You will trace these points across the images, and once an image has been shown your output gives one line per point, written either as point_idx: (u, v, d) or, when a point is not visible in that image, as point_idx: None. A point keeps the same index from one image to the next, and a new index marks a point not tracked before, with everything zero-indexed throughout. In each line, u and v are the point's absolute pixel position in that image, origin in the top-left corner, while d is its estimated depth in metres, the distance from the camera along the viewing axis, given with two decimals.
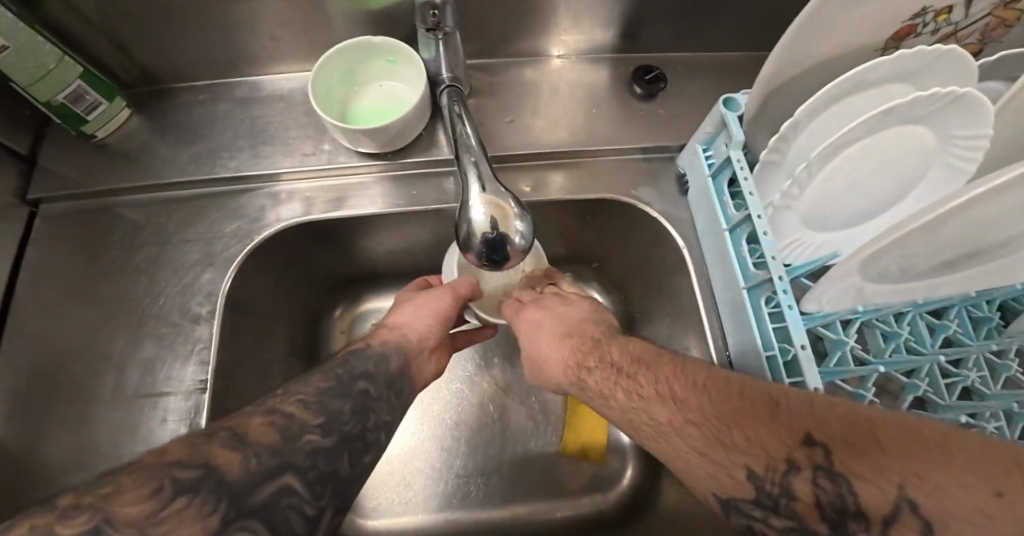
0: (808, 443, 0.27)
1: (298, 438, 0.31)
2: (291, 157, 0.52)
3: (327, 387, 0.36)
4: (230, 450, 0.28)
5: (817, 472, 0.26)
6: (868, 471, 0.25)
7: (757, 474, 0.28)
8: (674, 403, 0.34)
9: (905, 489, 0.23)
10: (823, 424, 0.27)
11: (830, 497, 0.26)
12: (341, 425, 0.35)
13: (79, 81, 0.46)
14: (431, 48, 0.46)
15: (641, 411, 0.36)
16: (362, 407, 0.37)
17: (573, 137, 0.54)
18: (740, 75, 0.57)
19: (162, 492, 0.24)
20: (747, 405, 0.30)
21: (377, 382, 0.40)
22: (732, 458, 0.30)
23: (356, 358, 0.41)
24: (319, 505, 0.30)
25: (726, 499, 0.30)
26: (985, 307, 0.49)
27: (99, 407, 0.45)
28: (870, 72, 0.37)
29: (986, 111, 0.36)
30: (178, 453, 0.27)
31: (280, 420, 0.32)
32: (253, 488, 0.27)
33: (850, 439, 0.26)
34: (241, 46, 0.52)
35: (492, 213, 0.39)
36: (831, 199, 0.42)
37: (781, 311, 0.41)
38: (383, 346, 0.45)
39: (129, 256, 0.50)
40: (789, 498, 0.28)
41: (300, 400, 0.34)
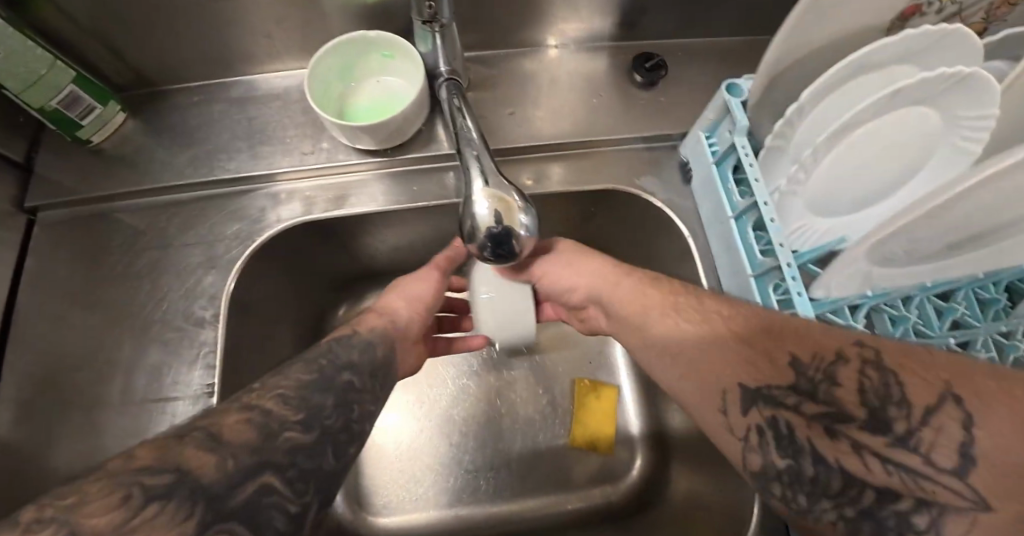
0: (859, 345, 0.29)
1: (277, 435, 0.31)
2: (290, 156, 0.51)
3: (309, 380, 0.36)
4: (205, 451, 0.27)
5: (865, 364, 0.28)
6: (920, 371, 0.26)
7: (802, 361, 0.30)
8: (718, 314, 0.36)
9: (952, 387, 0.25)
10: (872, 339, 0.29)
11: (875, 386, 0.27)
12: (323, 419, 0.34)
13: (72, 85, 0.45)
14: (428, 41, 0.45)
15: (683, 317, 0.38)
16: (345, 400, 0.37)
17: (574, 128, 0.53)
18: (741, 61, 0.57)
19: (130, 501, 0.23)
20: (793, 320, 0.33)
21: (360, 372, 0.40)
22: (777, 349, 0.31)
23: (342, 347, 0.41)
24: (303, 501, 0.29)
25: (755, 387, 0.31)
26: (992, 289, 0.48)
27: (107, 413, 0.45)
28: (876, 54, 0.36)
29: (993, 91, 0.35)
30: (144, 459, 0.25)
31: (258, 417, 0.31)
32: (232, 490, 0.26)
33: (901, 355, 0.28)
34: (235, 45, 0.51)
35: (496, 207, 0.39)
36: (837, 184, 0.42)
37: (790, 297, 0.41)
38: (371, 332, 0.44)
39: (130, 261, 0.50)
40: (829, 386, 0.29)
41: (280, 394, 0.33)
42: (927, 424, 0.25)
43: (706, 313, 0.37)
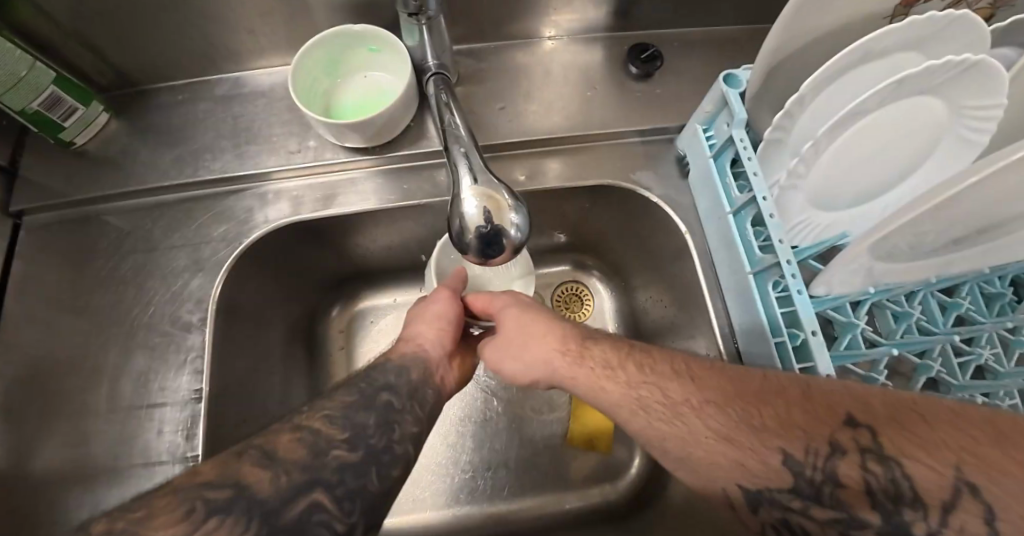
0: (851, 425, 0.27)
1: (325, 454, 0.30)
2: (276, 155, 0.50)
3: (351, 401, 0.34)
4: (259, 469, 0.27)
5: (864, 455, 0.26)
6: (924, 454, 0.24)
7: (795, 457, 0.28)
8: (691, 384, 0.33)
9: (963, 471, 0.23)
10: (867, 410, 0.27)
11: (882, 483, 0.25)
12: (368, 439, 0.32)
13: (54, 86, 0.44)
14: (415, 35, 0.44)
15: (653, 390, 0.35)
16: (387, 420, 0.34)
17: (568, 122, 0.52)
18: (738, 50, 0.55)
19: (192, 515, 0.24)
20: (778, 389, 0.30)
21: (399, 393, 0.38)
22: (762, 441, 0.29)
23: (378, 371, 0.39)
24: (350, 522, 0.28)
25: (757, 490, 0.29)
26: (997, 283, 0.47)
27: (94, 420, 0.44)
28: (879, 42, 0.35)
29: (1001, 80, 0.34)
30: (207, 474, 0.27)
31: (307, 436, 0.30)
32: (283, 507, 0.26)
33: (902, 429, 0.26)
34: (218, 42, 0.50)
35: (486, 206, 0.37)
36: (839, 177, 0.40)
37: (790, 294, 0.39)
38: (402, 358, 0.42)
39: (116, 265, 0.49)
40: (833, 485, 0.27)
41: (325, 414, 0.32)
42: (948, 525, 0.23)
43: (682, 379, 0.34)
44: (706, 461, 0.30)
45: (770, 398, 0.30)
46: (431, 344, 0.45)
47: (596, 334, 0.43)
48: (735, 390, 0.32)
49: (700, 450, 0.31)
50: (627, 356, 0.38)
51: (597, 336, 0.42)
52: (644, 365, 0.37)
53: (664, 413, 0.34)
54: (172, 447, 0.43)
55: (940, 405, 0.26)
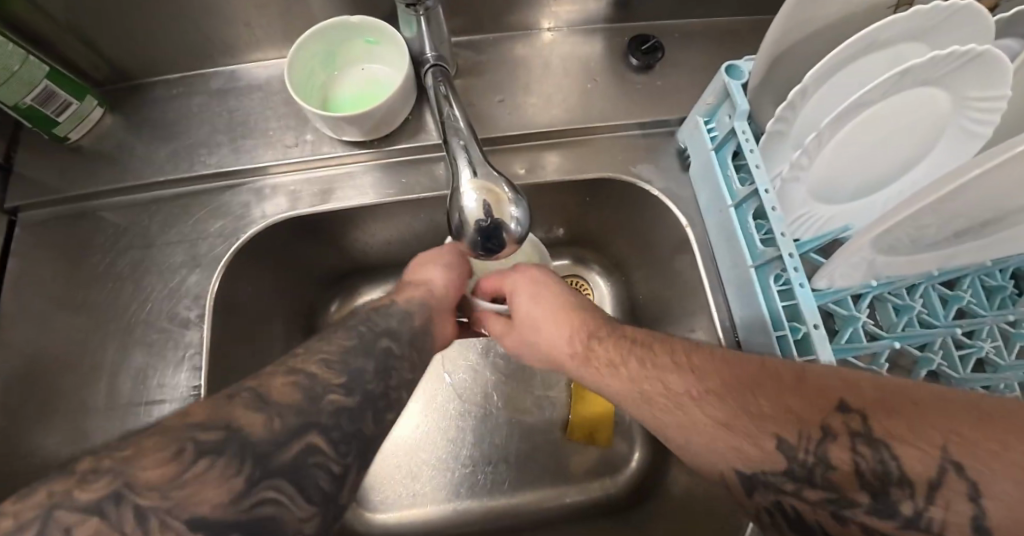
0: (843, 409, 0.26)
1: (321, 398, 0.29)
2: (273, 149, 0.50)
3: (350, 345, 0.35)
4: (253, 411, 0.26)
5: (855, 439, 0.25)
6: (913, 436, 0.24)
7: (789, 442, 0.27)
8: (691, 374, 0.33)
9: (949, 450, 0.23)
10: (856, 390, 0.27)
11: (871, 465, 0.25)
12: (365, 384, 0.32)
13: (47, 81, 0.43)
14: (412, 26, 0.43)
15: (654, 382, 0.34)
16: (385, 367, 0.35)
17: (568, 114, 0.51)
18: (740, 42, 0.55)
19: (182, 456, 0.23)
20: (773, 374, 0.30)
21: (400, 338, 0.39)
22: (760, 428, 0.28)
23: (380, 315, 0.39)
24: (346, 463, 0.28)
25: (751, 473, 0.28)
26: (998, 276, 0.47)
27: (93, 418, 0.44)
28: (883, 32, 0.34)
29: (1005, 71, 0.33)
30: (200, 414, 0.25)
31: (303, 379, 0.30)
32: (278, 450, 0.26)
33: (886, 406, 0.26)
34: (213, 35, 0.49)
35: (485, 199, 0.37)
36: (842, 169, 0.40)
37: (792, 288, 0.39)
38: (407, 301, 0.43)
39: (113, 261, 0.49)
40: (826, 467, 0.26)
41: (322, 359, 0.32)
42: (935, 501, 0.23)
43: (682, 366, 0.33)
44: (686, 428, 0.31)
45: (765, 382, 0.29)
46: (438, 289, 0.45)
47: (590, 316, 0.43)
48: (735, 377, 0.31)
49: (681, 416, 0.31)
50: (631, 348, 0.37)
51: (594, 317, 0.42)
52: (635, 343, 0.38)
53: (652, 386, 0.34)
54: None
55: (933, 389, 0.25)
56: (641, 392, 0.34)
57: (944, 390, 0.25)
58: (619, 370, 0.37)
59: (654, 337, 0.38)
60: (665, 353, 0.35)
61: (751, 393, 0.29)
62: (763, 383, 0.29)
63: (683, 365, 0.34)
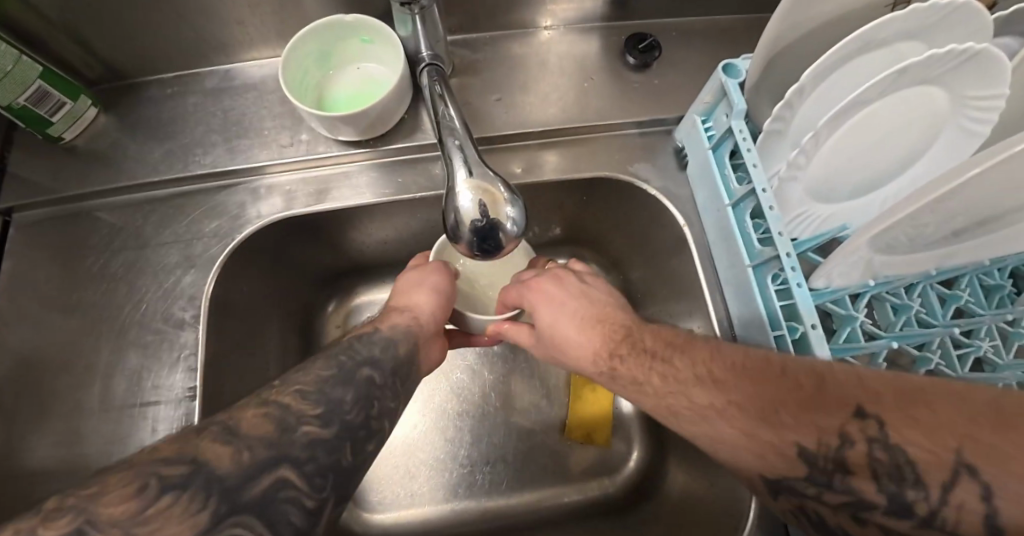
0: (860, 415, 0.26)
1: (294, 429, 0.28)
2: (268, 149, 0.49)
3: (328, 376, 0.33)
4: (221, 444, 0.25)
5: (872, 445, 0.26)
6: (925, 439, 0.24)
7: (808, 448, 0.28)
8: (714, 387, 0.32)
9: (963, 452, 0.23)
10: (873, 395, 0.27)
11: (886, 469, 0.25)
12: (343, 414, 0.31)
13: (40, 81, 0.43)
14: (407, 24, 0.43)
15: (680, 397, 0.34)
16: (366, 397, 0.34)
17: (564, 113, 0.51)
18: (738, 40, 0.54)
19: (145, 491, 0.22)
20: (792, 383, 0.29)
21: (382, 368, 0.38)
22: (782, 437, 0.28)
23: (361, 343, 0.39)
24: (321, 497, 0.27)
25: (776, 480, 0.29)
26: (997, 275, 0.47)
27: (88, 420, 0.44)
28: (880, 31, 0.34)
29: (1004, 69, 0.33)
30: (166, 450, 0.24)
31: (275, 411, 0.29)
32: (247, 483, 0.24)
33: (904, 411, 0.25)
34: (207, 34, 0.49)
35: (481, 199, 0.37)
36: (840, 168, 0.40)
37: (789, 287, 0.39)
38: (393, 330, 0.43)
39: (107, 262, 0.48)
40: (845, 473, 0.27)
41: (298, 390, 0.31)
42: (948, 503, 0.23)
43: (704, 378, 0.33)
44: (715, 441, 0.31)
45: (785, 390, 0.29)
46: (424, 317, 0.46)
47: (617, 326, 0.41)
48: (761, 387, 0.30)
49: (708, 430, 0.32)
50: (653, 362, 0.37)
51: (616, 324, 0.41)
52: (655, 353, 0.37)
53: (676, 401, 0.34)
54: None
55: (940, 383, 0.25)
56: (665, 402, 0.35)
57: (954, 385, 0.25)
58: (642, 387, 0.36)
59: (673, 343, 0.37)
60: (689, 366, 0.35)
61: (769, 400, 0.30)
62: (784, 391, 0.29)
63: (706, 378, 0.33)
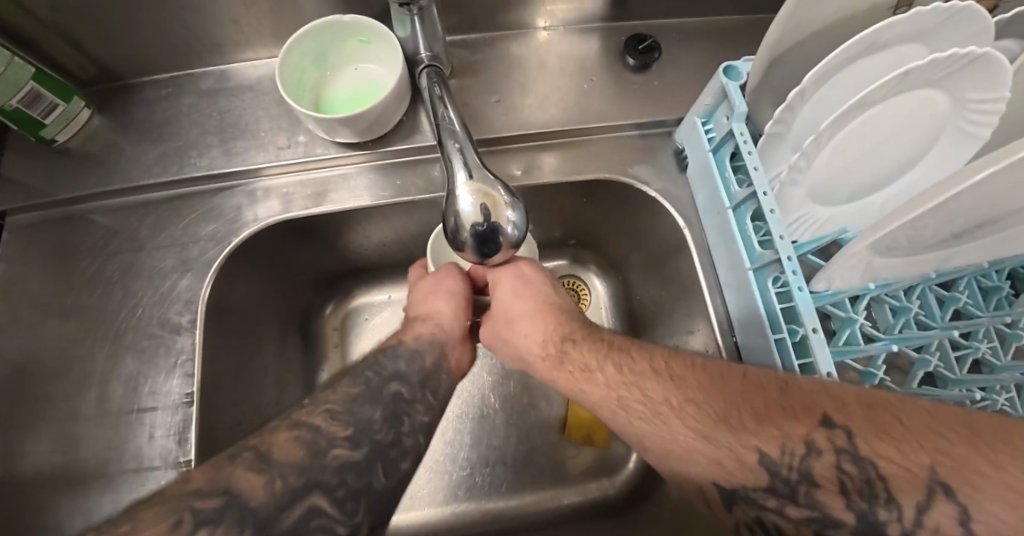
0: (826, 424, 0.27)
1: (325, 453, 0.29)
2: (265, 151, 0.49)
3: (357, 394, 0.34)
4: (254, 473, 0.26)
5: (841, 455, 0.26)
6: (899, 456, 0.25)
7: (771, 457, 0.27)
8: (671, 383, 0.33)
9: (937, 471, 0.23)
10: (840, 408, 0.27)
11: (856, 483, 0.25)
12: (373, 434, 0.32)
13: (33, 83, 0.42)
14: (406, 25, 0.43)
15: (633, 390, 0.34)
16: (395, 413, 0.34)
17: (564, 115, 0.51)
18: (737, 41, 0.54)
19: (181, 527, 0.22)
20: (757, 386, 0.30)
21: (409, 382, 0.38)
22: (740, 441, 0.28)
23: (388, 358, 0.39)
24: (354, 522, 0.27)
25: (731, 488, 0.29)
26: (994, 277, 0.47)
27: (84, 427, 0.43)
28: (882, 33, 0.34)
29: (1005, 71, 0.33)
30: (199, 481, 0.25)
31: (307, 434, 0.29)
32: (280, 514, 0.25)
33: (872, 425, 0.26)
34: (202, 34, 0.48)
35: (481, 202, 0.37)
36: (841, 171, 0.40)
37: (789, 290, 0.39)
38: (418, 340, 0.42)
39: (102, 266, 0.48)
40: (809, 485, 0.27)
41: (327, 410, 0.31)
42: (921, 524, 0.23)
43: (661, 373, 0.34)
44: (665, 439, 0.31)
45: (743, 392, 0.30)
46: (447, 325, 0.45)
47: (569, 320, 0.43)
48: (714, 387, 0.31)
49: (661, 428, 0.31)
50: (607, 355, 0.38)
51: (573, 320, 0.43)
52: (613, 349, 0.38)
53: (631, 396, 0.34)
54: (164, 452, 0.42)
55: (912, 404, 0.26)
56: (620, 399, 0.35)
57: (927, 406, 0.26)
58: (594, 379, 0.37)
59: (633, 343, 0.38)
60: (645, 363, 0.35)
61: (729, 400, 0.30)
62: (742, 392, 0.30)
63: (662, 374, 0.34)
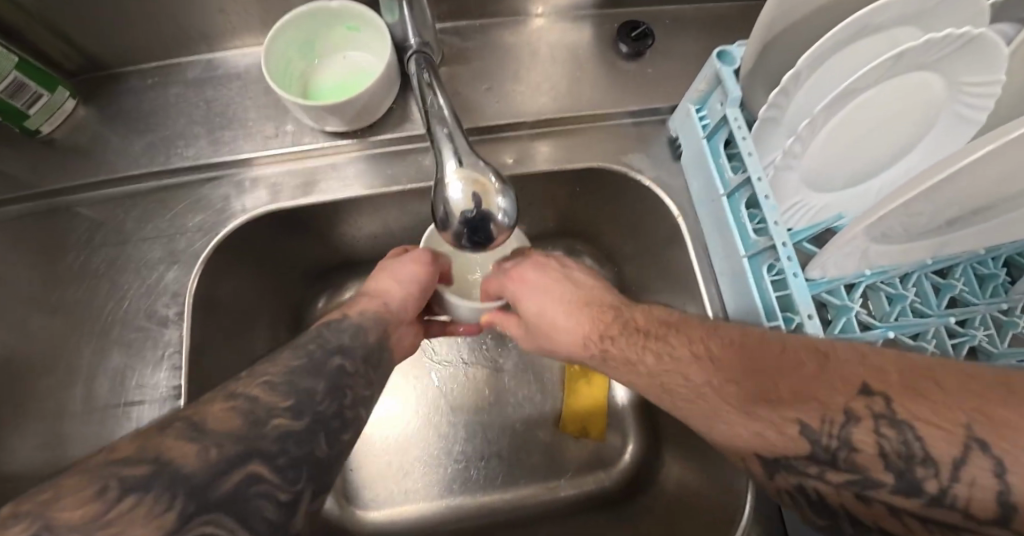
0: (866, 392, 0.27)
1: (265, 423, 0.28)
2: (253, 140, 0.48)
3: (296, 366, 0.33)
4: (188, 443, 0.24)
5: (878, 421, 0.26)
6: (933, 415, 0.25)
7: (813, 427, 0.27)
8: (711, 363, 0.32)
9: (975, 426, 0.23)
10: (877, 375, 0.27)
11: (894, 446, 0.25)
12: (316, 406, 0.31)
13: (16, 73, 0.41)
14: (394, 11, 0.42)
15: (674, 376, 0.34)
16: (338, 386, 0.34)
17: (556, 103, 0.50)
18: (732, 28, 0.53)
19: (106, 493, 0.20)
20: (792, 361, 0.29)
21: (353, 356, 0.38)
22: (781, 414, 0.28)
23: (331, 330, 0.39)
24: (295, 490, 0.26)
25: (774, 458, 0.29)
26: (991, 264, 0.47)
27: (70, 421, 0.42)
28: (877, 15, 0.33)
29: (1002, 52, 0.32)
30: (127, 450, 0.23)
31: (243, 404, 0.28)
32: (215, 480, 0.23)
33: (913, 390, 0.26)
34: (187, 22, 0.47)
35: (471, 189, 0.36)
36: (837, 157, 0.39)
37: (785, 278, 0.39)
38: (362, 316, 0.42)
39: (88, 258, 0.47)
40: (849, 450, 0.27)
41: (265, 381, 0.31)
42: (959, 479, 0.23)
43: (701, 356, 0.33)
44: (712, 419, 0.31)
45: (782, 364, 0.30)
46: (392, 302, 0.45)
47: (606, 308, 0.42)
48: (753, 364, 0.31)
49: (705, 408, 0.31)
50: (644, 344, 0.37)
51: (607, 306, 0.42)
52: (649, 334, 0.37)
53: (672, 379, 0.34)
54: None
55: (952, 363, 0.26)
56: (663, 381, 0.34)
57: (961, 364, 0.26)
58: (636, 367, 0.36)
59: (666, 322, 0.37)
60: (682, 343, 0.35)
61: (767, 377, 0.30)
62: (780, 365, 0.30)
63: (699, 358, 0.33)
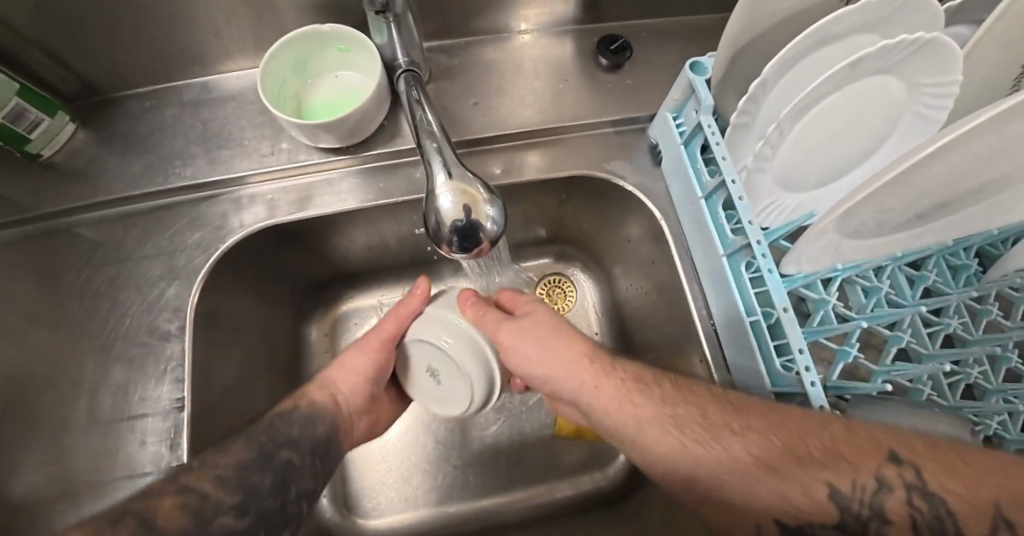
0: (895, 460, 0.31)
1: (210, 523, 0.34)
2: (249, 159, 0.50)
3: (248, 459, 0.38)
4: None
5: (911, 490, 0.30)
6: (964, 491, 0.29)
7: (842, 492, 0.31)
8: (732, 409, 0.36)
9: (1001, 507, 0.27)
10: (907, 447, 0.31)
11: (926, 519, 0.29)
12: (261, 501, 0.37)
13: (18, 99, 0.43)
14: (383, 33, 0.44)
15: (692, 413, 0.37)
16: (284, 480, 0.39)
17: (540, 115, 0.52)
18: (706, 39, 0.56)
19: None
20: (819, 419, 0.33)
21: (300, 448, 0.42)
22: (808, 472, 0.32)
23: (281, 423, 0.42)
24: None
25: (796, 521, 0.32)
26: (962, 255, 0.49)
27: (75, 436, 0.43)
28: (836, 24, 0.36)
29: (955, 54, 0.35)
30: None
31: (192, 501, 0.34)
32: None
33: (939, 465, 0.30)
34: (183, 46, 0.49)
35: (461, 200, 0.38)
36: (806, 158, 0.42)
37: (761, 274, 0.41)
38: (312, 408, 0.45)
39: (89, 277, 0.48)
40: (879, 521, 0.30)
41: (215, 475, 0.36)
42: None
43: (720, 401, 0.37)
44: (721, 462, 0.34)
45: (801, 418, 0.34)
46: (346, 398, 0.47)
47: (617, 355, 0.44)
48: (778, 415, 0.34)
49: (720, 450, 0.35)
50: (661, 385, 0.40)
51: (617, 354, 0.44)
52: (668, 381, 0.40)
53: (689, 419, 0.37)
54: (156, 458, 0.43)
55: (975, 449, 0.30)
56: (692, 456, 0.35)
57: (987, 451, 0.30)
58: (652, 403, 0.39)
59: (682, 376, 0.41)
60: (699, 394, 0.38)
61: (790, 428, 0.33)
62: (802, 419, 0.34)
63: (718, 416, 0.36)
